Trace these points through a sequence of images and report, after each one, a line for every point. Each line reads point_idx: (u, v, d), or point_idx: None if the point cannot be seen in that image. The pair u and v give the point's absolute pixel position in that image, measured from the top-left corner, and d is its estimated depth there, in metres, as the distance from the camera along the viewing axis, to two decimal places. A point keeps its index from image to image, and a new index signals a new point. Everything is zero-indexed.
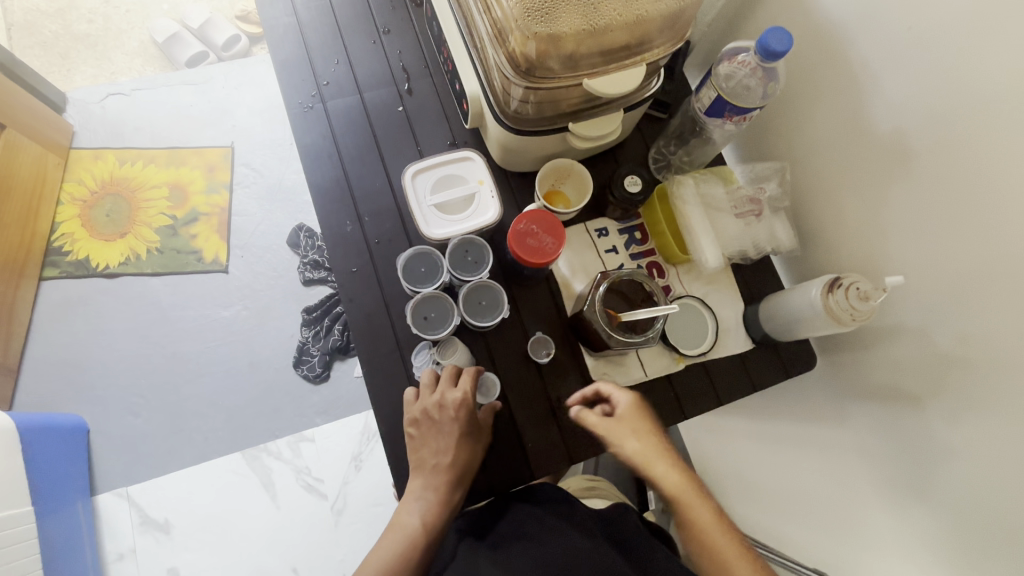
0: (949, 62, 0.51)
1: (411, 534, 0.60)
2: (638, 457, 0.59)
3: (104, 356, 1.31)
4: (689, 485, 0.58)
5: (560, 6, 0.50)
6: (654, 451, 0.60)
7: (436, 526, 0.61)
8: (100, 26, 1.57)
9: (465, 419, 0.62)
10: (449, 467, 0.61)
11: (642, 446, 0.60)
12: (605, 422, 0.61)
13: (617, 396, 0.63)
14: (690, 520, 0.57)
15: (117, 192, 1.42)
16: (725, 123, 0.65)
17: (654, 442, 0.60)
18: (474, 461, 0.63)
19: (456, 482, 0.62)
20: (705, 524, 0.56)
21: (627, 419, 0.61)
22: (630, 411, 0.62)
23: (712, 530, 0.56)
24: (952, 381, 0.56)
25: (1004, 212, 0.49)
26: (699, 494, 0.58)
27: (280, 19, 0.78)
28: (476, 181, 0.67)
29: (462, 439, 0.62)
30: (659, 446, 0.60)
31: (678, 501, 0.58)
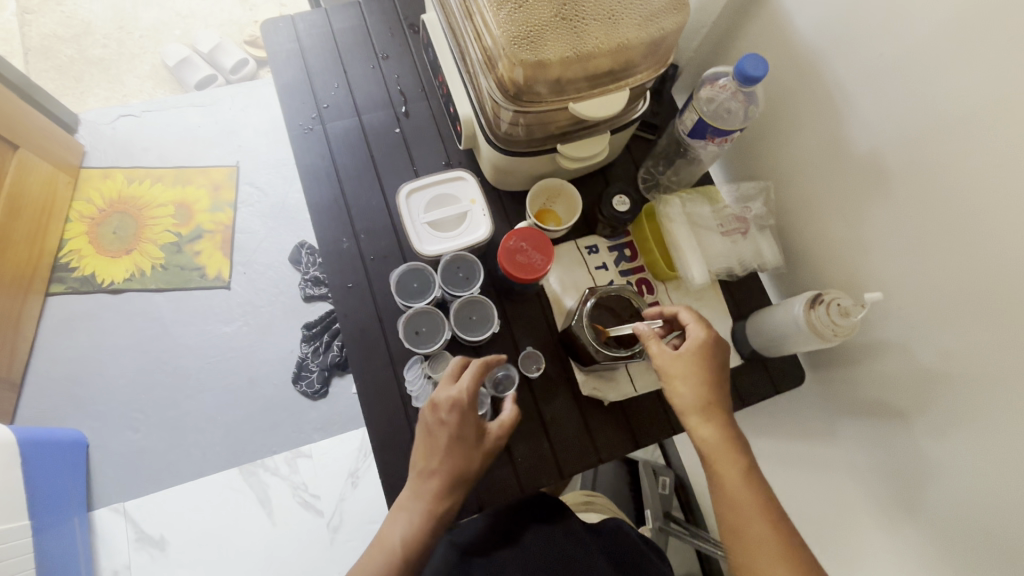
0: (920, 86, 0.54)
1: (394, 552, 0.57)
2: (683, 400, 0.57)
3: (106, 371, 1.33)
4: (730, 441, 0.55)
5: (545, 35, 0.53)
6: (703, 397, 0.57)
7: (423, 542, 0.58)
8: (113, 50, 1.63)
9: (461, 423, 0.59)
10: (439, 474, 0.59)
11: (691, 393, 0.57)
12: (668, 355, 0.58)
13: (692, 331, 0.59)
14: (717, 474, 0.54)
15: (124, 210, 1.45)
16: (707, 144, 0.67)
17: (705, 390, 0.57)
18: (466, 470, 0.59)
19: (446, 492, 0.59)
20: (731, 482, 0.54)
21: (689, 359, 0.58)
22: (694, 352, 0.58)
23: (737, 488, 0.53)
24: (936, 397, 0.56)
25: (978, 230, 0.51)
26: (736, 452, 0.55)
27: (283, 45, 0.81)
28: (469, 200, 0.70)
29: (456, 446, 0.59)
30: (710, 394, 0.57)
31: (710, 451, 0.55)
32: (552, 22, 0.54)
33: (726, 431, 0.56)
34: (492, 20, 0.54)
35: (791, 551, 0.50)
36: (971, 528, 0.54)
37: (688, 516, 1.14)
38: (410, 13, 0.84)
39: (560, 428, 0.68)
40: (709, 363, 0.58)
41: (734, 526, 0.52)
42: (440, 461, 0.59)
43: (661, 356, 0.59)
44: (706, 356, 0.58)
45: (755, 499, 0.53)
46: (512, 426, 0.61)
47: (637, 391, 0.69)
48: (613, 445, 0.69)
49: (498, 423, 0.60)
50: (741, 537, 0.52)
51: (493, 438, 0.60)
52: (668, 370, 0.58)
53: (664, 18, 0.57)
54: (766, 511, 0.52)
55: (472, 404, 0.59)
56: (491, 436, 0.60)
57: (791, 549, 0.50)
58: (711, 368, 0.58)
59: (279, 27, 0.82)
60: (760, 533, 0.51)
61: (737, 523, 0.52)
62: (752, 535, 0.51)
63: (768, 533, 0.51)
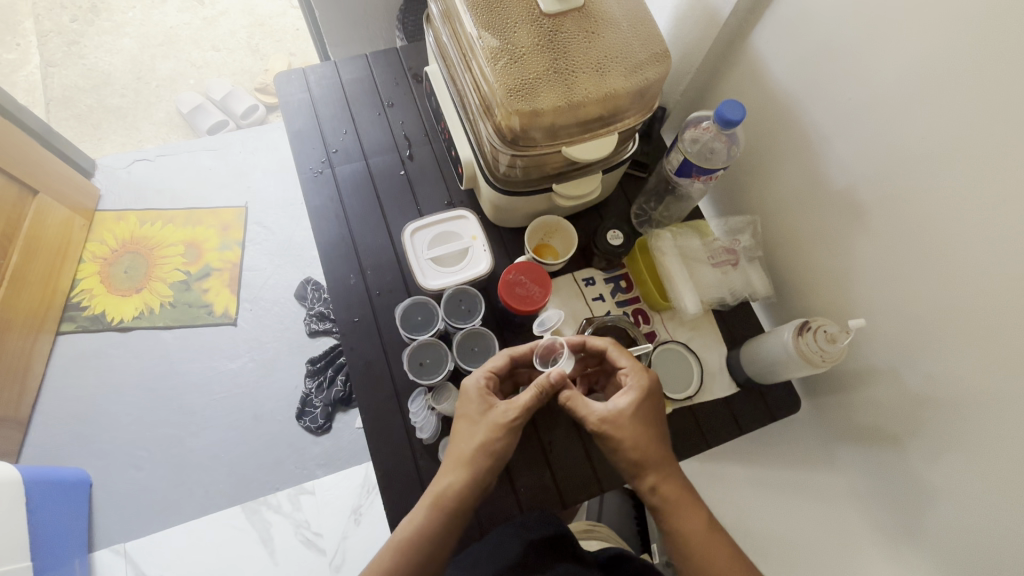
0: (888, 127, 0.58)
1: (394, 538, 0.56)
2: (634, 458, 0.57)
3: (112, 409, 1.34)
4: (686, 492, 0.57)
5: (538, 87, 0.58)
6: (655, 452, 0.57)
7: (423, 529, 0.56)
8: (131, 99, 1.71)
9: (467, 401, 0.62)
10: (448, 454, 0.60)
11: (642, 449, 0.57)
12: (616, 412, 0.58)
13: (632, 380, 0.60)
14: (681, 528, 0.55)
15: (136, 250, 1.50)
16: (694, 182, 0.71)
17: (652, 442, 0.58)
18: (471, 446, 0.59)
19: (450, 472, 0.59)
20: (698, 538, 0.54)
21: (632, 415, 0.58)
22: (636, 404, 0.58)
23: (701, 539, 0.54)
24: (927, 421, 0.58)
25: (952, 258, 0.54)
26: (692, 502, 0.56)
27: (295, 95, 0.87)
28: (470, 236, 0.73)
29: (462, 422, 0.61)
30: (658, 448, 0.58)
31: (671, 509, 0.56)
32: (544, 75, 0.58)
33: (679, 485, 0.57)
34: (489, 74, 0.59)
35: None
36: (969, 550, 0.54)
37: None
38: (413, 65, 0.90)
39: (561, 457, 0.70)
40: (649, 411, 0.59)
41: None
42: (451, 442, 0.61)
43: (604, 416, 0.58)
44: (647, 405, 0.59)
45: (719, 550, 0.54)
46: (525, 404, 0.59)
47: None
48: (613, 474, 0.69)
49: (507, 400, 0.60)
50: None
51: (499, 413, 0.60)
52: (616, 434, 0.57)
53: (648, 69, 0.61)
54: (733, 561, 0.53)
55: (480, 384, 0.62)
56: (500, 411, 0.60)
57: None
58: (651, 423, 0.59)
59: (292, 78, 0.88)
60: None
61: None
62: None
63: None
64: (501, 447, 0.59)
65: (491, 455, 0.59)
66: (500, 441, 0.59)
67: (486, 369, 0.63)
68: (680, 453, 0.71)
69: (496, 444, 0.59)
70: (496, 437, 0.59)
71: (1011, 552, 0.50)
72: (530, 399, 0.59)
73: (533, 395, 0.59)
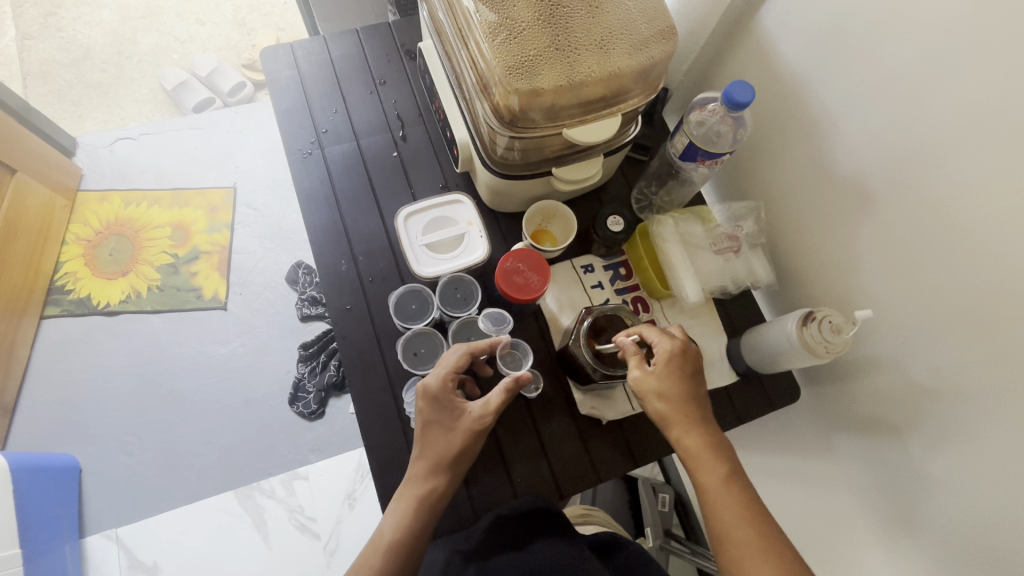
0: (897, 111, 0.56)
1: (382, 539, 0.56)
2: (658, 413, 0.57)
3: (100, 394, 1.32)
4: (707, 447, 0.55)
5: (538, 65, 0.55)
6: (678, 406, 0.57)
7: (411, 529, 0.57)
8: (112, 74, 1.65)
9: (434, 404, 0.60)
10: (422, 455, 0.59)
11: (666, 403, 0.57)
12: (641, 373, 0.58)
13: (660, 345, 0.59)
14: (699, 480, 0.55)
15: (121, 233, 1.45)
16: (698, 167, 0.69)
17: (678, 401, 0.57)
18: (448, 452, 0.59)
19: (431, 474, 0.59)
20: (713, 489, 0.53)
21: (663, 374, 0.58)
22: (665, 363, 0.58)
23: (717, 490, 0.53)
24: (928, 412, 0.57)
25: (961, 249, 0.52)
26: (714, 456, 0.55)
27: (282, 71, 0.83)
28: (467, 222, 0.71)
29: (432, 429, 0.60)
30: (686, 405, 0.57)
31: (688, 461, 0.55)
32: (545, 51, 0.55)
33: (701, 440, 0.56)
34: (486, 50, 0.56)
35: (774, 546, 0.50)
36: (969, 543, 0.54)
37: (688, 533, 1.13)
38: (407, 41, 0.86)
39: (558, 448, 0.69)
40: (683, 371, 0.59)
41: (721, 530, 0.52)
42: (421, 443, 0.60)
43: (633, 375, 0.58)
44: (679, 367, 0.59)
45: (733, 505, 0.52)
46: (498, 408, 0.59)
47: (635, 409, 0.70)
48: (611, 465, 0.69)
49: (479, 403, 0.59)
50: (728, 541, 0.51)
51: (473, 417, 0.59)
52: (645, 390, 0.58)
53: (653, 47, 0.59)
54: (746, 515, 0.52)
55: (447, 387, 0.60)
56: (472, 415, 0.59)
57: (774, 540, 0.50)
58: (681, 382, 0.58)
59: (279, 54, 0.84)
60: (736, 533, 0.51)
61: (723, 530, 0.52)
62: (735, 538, 0.51)
63: (752, 536, 0.50)
64: (475, 447, 0.60)
65: (468, 454, 0.60)
66: (474, 442, 0.59)
67: (452, 370, 0.60)
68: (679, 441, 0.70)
69: (471, 445, 0.59)
70: (473, 441, 0.59)
71: (1012, 545, 0.49)
72: (501, 402, 0.59)
73: (503, 397, 0.59)
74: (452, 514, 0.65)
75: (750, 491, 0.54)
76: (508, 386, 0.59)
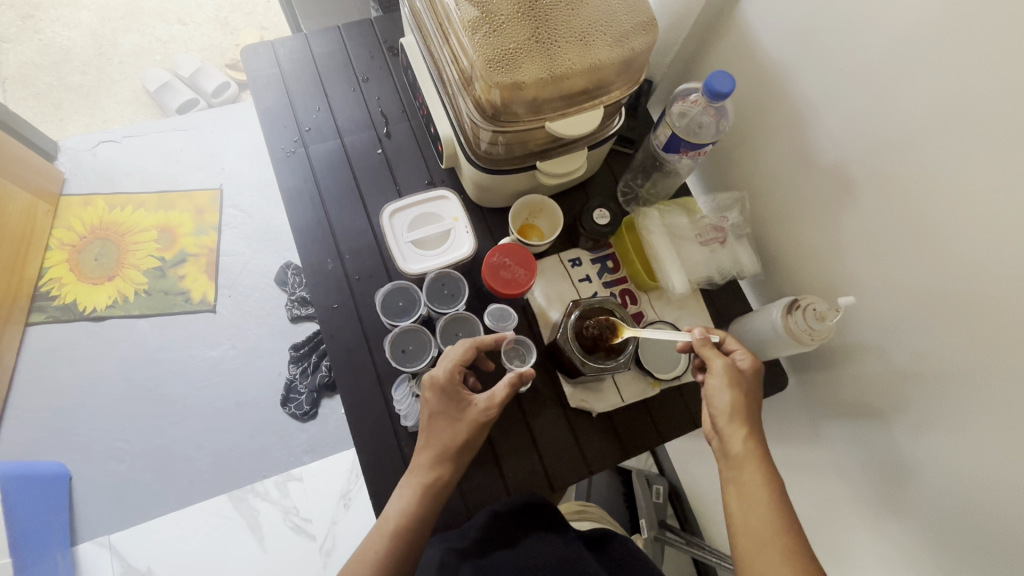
0: (875, 100, 0.56)
1: (386, 525, 0.57)
2: (725, 408, 0.58)
3: (88, 401, 1.30)
4: (760, 454, 0.55)
5: (519, 58, 0.55)
6: (745, 408, 0.58)
7: (415, 517, 0.57)
8: (92, 77, 1.63)
9: (440, 395, 0.61)
10: (426, 445, 0.60)
11: (735, 401, 0.58)
12: (726, 368, 0.59)
13: (740, 355, 0.61)
14: (743, 479, 0.54)
15: (106, 237, 1.44)
16: (682, 158, 0.69)
17: (751, 403, 0.58)
18: (454, 443, 0.59)
19: (435, 463, 0.59)
20: (755, 490, 0.54)
21: (741, 377, 0.59)
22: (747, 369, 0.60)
23: (756, 492, 0.53)
24: (912, 397, 0.58)
25: (942, 234, 0.53)
26: (765, 464, 0.55)
27: (264, 70, 0.82)
28: (452, 218, 0.71)
29: (444, 422, 0.60)
30: (750, 411, 0.58)
31: (738, 462, 0.55)
32: (526, 45, 0.55)
33: (757, 446, 0.56)
34: (467, 44, 0.56)
35: (800, 549, 0.50)
36: (954, 523, 0.55)
37: (682, 524, 1.14)
38: (388, 37, 0.85)
39: (548, 441, 0.69)
40: (755, 382, 0.60)
41: (750, 530, 0.52)
42: (427, 433, 0.61)
43: (715, 367, 0.59)
44: (756, 377, 0.60)
45: (770, 509, 0.52)
46: (502, 401, 0.60)
47: (624, 401, 0.70)
48: (601, 457, 0.69)
49: (484, 396, 0.60)
50: (757, 543, 0.51)
51: (477, 409, 0.60)
52: (720, 385, 0.58)
53: (634, 39, 0.59)
54: (781, 518, 0.52)
55: (453, 379, 0.61)
56: (478, 407, 0.61)
57: (798, 547, 0.50)
58: (750, 390, 0.59)
59: (260, 52, 0.83)
60: (766, 537, 0.51)
61: (754, 534, 0.52)
62: (770, 540, 0.51)
63: (784, 540, 0.50)
64: (478, 439, 0.61)
65: (471, 445, 0.60)
66: (478, 434, 0.60)
67: (458, 362, 0.61)
68: (671, 432, 0.71)
69: (475, 437, 0.60)
70: (477, 432, 0.60)
71: (995, 524, 0.50)
72: (506, 396, 0.60)
73: (508, 391, 0.60)
74: (445, 511, 0.65)
75: (787, 500, 0.53)
76: (513, 381, 0.60)
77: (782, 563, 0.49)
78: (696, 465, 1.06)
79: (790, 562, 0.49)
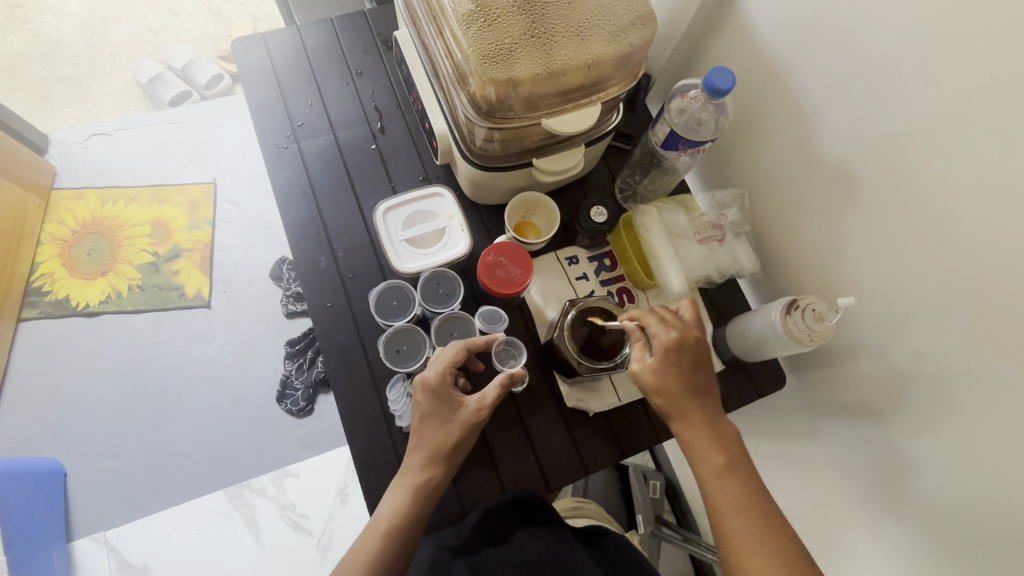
0: (877, 98, 0.55)
1: (378, 526, 0.56)
2: (658, 404, 0.57)
3: (82, 398, 1.29)
4: (710, 442, 0.55)
5: (514, 53, 0.54)
6: (681, 397, 0.57)
7: (408, 517, 0.57)
8: (83, 68, 1.60)
9: (431, 397, 0.60)
10: (418, 446, 0.59)
11: (664, 396, 0.57)
12: (642, 366, 0.58)
13: (660, 333, 0.58)
14: (699, 469, 0.55)
15: (98, 231, 1.42)
16: (681, 155, 0.68)
17: (683, 392, 0.57)
18: (445, 444, 0.59)
19: (428, 464, 0.59)
20: (712, 478, 0.54)
21: (664, 366, 0.57)
22: (665, 356, 0.57)
23: (713, 482, 0.54)
24: (910, 397, 0.58)
25: (943, 234, 0.52)
26: (716, 451, 0.55)
27: (255, 63, 0.81)
28: (447, 216, 0.70)
29: (432, 424, 0.60)
30: (688, 395, 0.57)
31: (689, 447, 0.56)
32: (522, 39, 0.54)
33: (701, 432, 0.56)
34: (461, 39, 0.55)
35: (769, 538, 0.50)
36: (953, 525, 0.54)
37: (678, 520, 1.14)
38: (383, 29, 0.84)
39: (545, 441, 0.68)
40: (682, 360, 0.58)
41: (715, 520, 0.53)
42: (419, 434, 0.60)
43: (635, 366, 0.58)
44: (681, 357, 0.58)
45: (729, 501, 0.52)
46: (492, 403, 0.60)
47: (621, 401, 0.70)
48: (598, 456, 0.69)
49: (475, 398, 0.60)
50: (722, 532, 0.52)
51: (469, 410, 0.60)
52: (646, 380, 0.58)
53: (632, 33, 0.58)
54: (741, 505, 0.52)
55: (445, 380, 0.60)
56: (469, 409, 0.60)
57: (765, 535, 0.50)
58: (682, 370, 0.57)
59: (251, 46, 0.82)
60: (728, 525, 0.52)
61: (717, 520, 0.53)
62: (733, 530, 0.51)
63: (747, 529, 0.51)
64: (470, 440, 0.60)
65: (463, 446, 0.60)
66: (470, 435, 0.60)
67: (450, 363, 0.61)
68: (667, 431, 0.71)
69: (467, 439, 0.60)
70: (468, 434, 0.60)
71: (994, 527, 0.50)
72: (497, 396, 0.60)
73: (498, 392, 0.60)
74: (440, 510, 0.64)
75: (754, 486, 0.53)
76: (504, 382, 0.60)
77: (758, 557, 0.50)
78: None
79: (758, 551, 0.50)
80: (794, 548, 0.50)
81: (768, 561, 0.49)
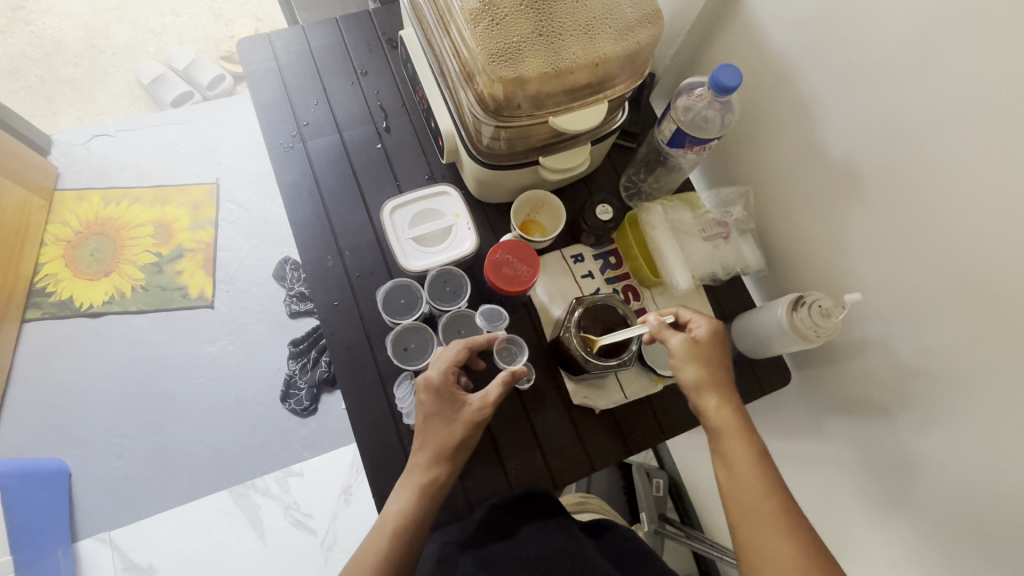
0: (882, 95, 0.56)
1: (385, 526, 0.56)
2: (691, 381, 0.59)
3: (86, 398, 1.30)
4: (739, 423, 0.57)
5: (521, 52, 0.54)
6: (714, 377, 0.59)
7: (415, 516, 0.57)
8: (85, 69, 1.60)
9: (434, 396, 0.60)
10: (422, 446, 0.60)
11: (700, 373, 0.59)
12: (681, 344, 0.60)
13: (698, 321, 0.62)
14: (726, 449, 0.55)
15: (101, 232, 1.42)
16: (687, 152, 0.68)
17: (717, 373, 0.59)
18: (450, 443, 0.59)
19: (433, 463, 0.59)
20: (740, 457, 0.54)
21: (702, 347, 0.60)
22: (704, 339, 0.60)
23: (740, 462, 0.54)
24: (916, 392, 0.58)
25: (949, 229, 0.52)
26: (744, 432, 0.56)
27: (260, 63, 0.81)
28: (453, 214, 0.70)
29: (436, 423, 0.60)
30: (720, 378, 0.59)
31: (717, 427, 0.57)
32: (530, 38, 0.54)
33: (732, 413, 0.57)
34: (469, 38, 0.55)
35: (793, 520, 0.51)
36: (959, 519, 0.55)
37: (682, 518, 1.14)
38: (388, 29, 0.84)
39: (551, 438, 0.68)
40: (721, 346, 0.61)
41: (740, 499, 0.53)
42: (423, 434, 0.60)
43: (672, 345, 0.60)
44: (717, 342, 0.61)
45: (756, 481, 0.53)
46: (495, 401, 0.60)
47: (626, 397, 0.70)
48: (604, 452, 0.69)
49: (477, 396, 0.60)
50: (745, 513, 0.52)
51: (472, 409, 0.60)
52: (684, 357, 0.59)
53: (638, 32, 0.58)
54: (767, 485, 0.53)
55: (447, 379, 0.61)
56: (472, 407, 0.60)
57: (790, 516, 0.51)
58: (716, 354, 0.60)
59: (256, 45, 0.82)
60: (754, 506, 0.52)
61: (740, 501, 0.53)
62: (759, 510, 0.52)
63: (773, 509, 0.51)
64: (475, 439, 0.61)
65: (468, 445, 0.60)
66: (474, 433, 0.60)
67: (452, 363, 0.61)
68: (673, 428, 0.71)
69: (471, 437, 0.60)
70: (472, 432, 0.60)
71: (1001, 520, 0.50)
72: (500, 394, 0.60)
73: (501, 390, 0.60)
74: (447, 507, 0.64)
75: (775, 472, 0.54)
76: (506, 379, 0.60)
77: (782, 539, 0.50)
78: (698, 459, 1.06)
79: (784, 532, 0.50)
80: (814, 533, 0.50)
81: (793, 541, 0.49)
